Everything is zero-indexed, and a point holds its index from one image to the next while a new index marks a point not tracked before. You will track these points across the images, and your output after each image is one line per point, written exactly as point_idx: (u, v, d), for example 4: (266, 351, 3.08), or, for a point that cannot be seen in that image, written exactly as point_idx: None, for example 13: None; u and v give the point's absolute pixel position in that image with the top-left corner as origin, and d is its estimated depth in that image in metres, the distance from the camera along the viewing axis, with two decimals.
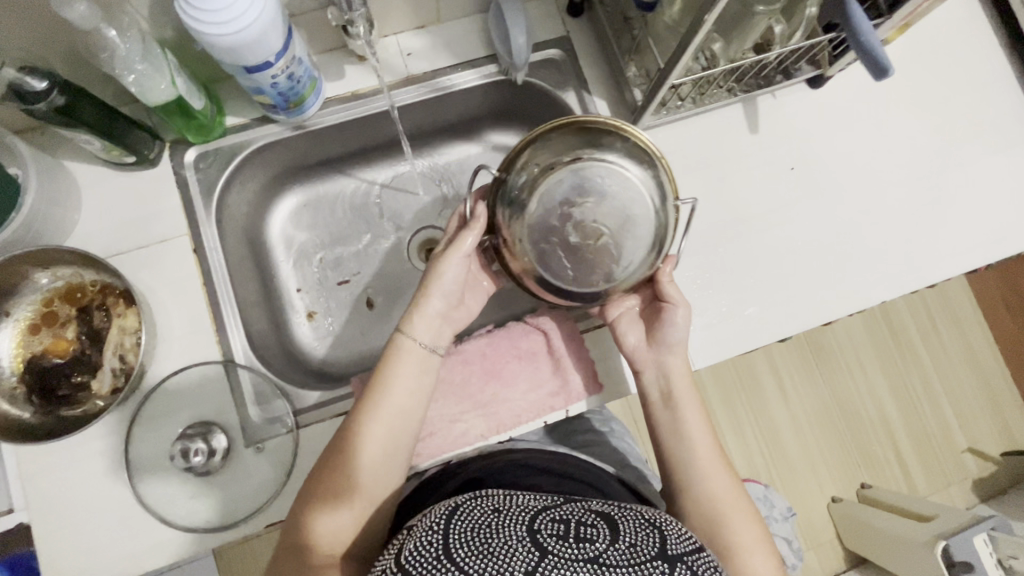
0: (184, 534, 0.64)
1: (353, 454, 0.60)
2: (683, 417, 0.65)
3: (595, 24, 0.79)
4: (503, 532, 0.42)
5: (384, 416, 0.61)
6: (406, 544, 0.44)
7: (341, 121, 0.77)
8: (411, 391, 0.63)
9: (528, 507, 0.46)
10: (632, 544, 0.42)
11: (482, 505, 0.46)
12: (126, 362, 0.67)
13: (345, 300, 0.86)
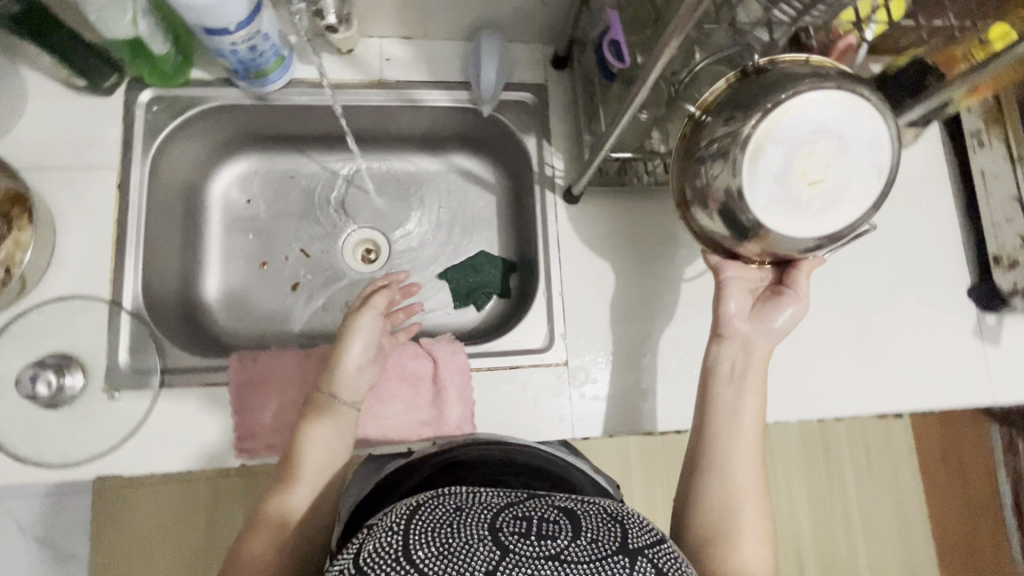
0: (11, 461, 0.63)
1: (283, 491, 0.54)
2: (745, 403, 0.59)
3: (573, 81, 0.81)
4: (463, 531, 0.37)
5: (313, 447, 0.57)
6: (364, 544, 0.38)
7: (304, 102, 0.78)
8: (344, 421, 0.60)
9: (491, 502, 0.40)
10: (596, 538, 0.37)
11: (442, 500, 0.40)
12: (9, 278, 0.64)
13: (270, 272, 0.86)
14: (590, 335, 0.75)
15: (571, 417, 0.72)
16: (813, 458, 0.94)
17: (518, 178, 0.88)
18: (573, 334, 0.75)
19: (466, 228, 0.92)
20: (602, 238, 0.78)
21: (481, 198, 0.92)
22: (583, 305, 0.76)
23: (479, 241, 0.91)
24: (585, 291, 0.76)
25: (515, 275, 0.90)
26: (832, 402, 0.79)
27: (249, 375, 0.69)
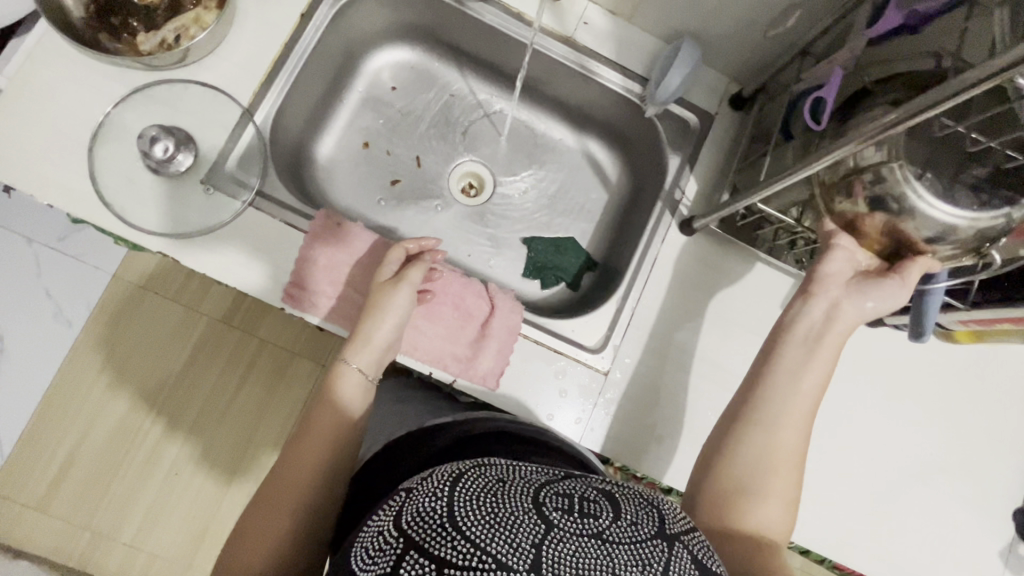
0: (96, 200, 0.66)
1: (300, 446, 0.56)
2: (813, 367, 0.59)
3: (741, 125, 0.80)
4: (509, 501, 0.39)
5: (330, 407, 0.59)
6: (403, 507, 0.40)
7: (491, 21, 0.79)
8: (360, 389, 0.62)
9: (532, 478, 0.43)
10: (636, 522, 0.40)
11: (485, 471, 0.43)
12: (177, 43, 0.68)
13: (372, 155, 0.88)
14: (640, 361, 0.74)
15: (586, 425, 0.71)
16: None
17: (640, 189, 0.87)
18: (626, 350, 0.74)
19: (569, 210, 0.92)
20: (695, 279, 0.77)
21: (595, 190, 0.92)
22: (647, 329, 0.75)
23: (575, 227, 0.91)
24: (655, 319, 0.75)
25: (590, 275, 0.89)
26: (833, 546, 0.75)
27: (326, 233, 0.71)
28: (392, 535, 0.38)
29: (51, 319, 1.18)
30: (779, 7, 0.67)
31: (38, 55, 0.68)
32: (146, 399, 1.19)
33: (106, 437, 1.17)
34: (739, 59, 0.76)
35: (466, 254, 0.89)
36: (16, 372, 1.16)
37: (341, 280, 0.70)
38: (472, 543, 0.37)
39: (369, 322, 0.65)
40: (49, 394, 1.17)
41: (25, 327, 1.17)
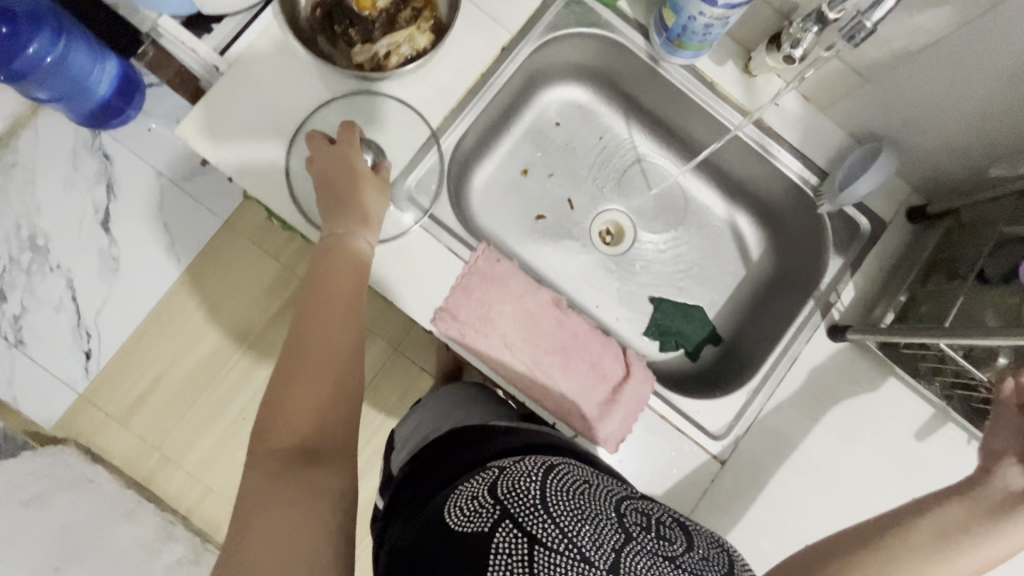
0: (288, 196, 0.69)
1: (287, 378, 0.54)
2: (997, 543, 0.49)
3: (915, 239, 0.76)
4: (597, 506, 0.51)
5: (314, 333, 0.56)
6: (504, 483, 0.52)
7: (679, 85, 0.78)
8: (346, 314, 0.58)
9: (614, 493, 0.55)
10: (705, 557, 0.50)
11: (575, 473, 0.55)
12: (387, 60, 0.71)
13: (524, 184, 0.89)
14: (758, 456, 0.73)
15: (693, 509, 0.71)
16: None
17: (784, 275, 0.86)
18: (745, 443, 0.74)
19: (702, 277, 0.90)
20: (829, 386, 0.75)
21: (733, 264, 0.90)
22: (771, 427, 0.74)
23: (705, 296, 0.90)
24: (781, 418, 0.75)
25: (711, 348, 0.88)
26: None
27: (485, 268, 0.72)
28: (490, 501, 0.50)
29: (164, 252, 1.25)
30: (1002, 143, 0.63)
31: (259, 46, 0.69)
32: (236, 338, 1.25)
33: (193, 365, 1.24)
34: (935, 175, 0.73)
35: (595, 302, 0.89)
36: (127, 295, 1.24)
37: (486, 324, 0.70)
38: (561, 528, 0.48)
39: (349, 244, 0.62)
40: (150, 318, 1.24)
41: (143, 257, 1.24)
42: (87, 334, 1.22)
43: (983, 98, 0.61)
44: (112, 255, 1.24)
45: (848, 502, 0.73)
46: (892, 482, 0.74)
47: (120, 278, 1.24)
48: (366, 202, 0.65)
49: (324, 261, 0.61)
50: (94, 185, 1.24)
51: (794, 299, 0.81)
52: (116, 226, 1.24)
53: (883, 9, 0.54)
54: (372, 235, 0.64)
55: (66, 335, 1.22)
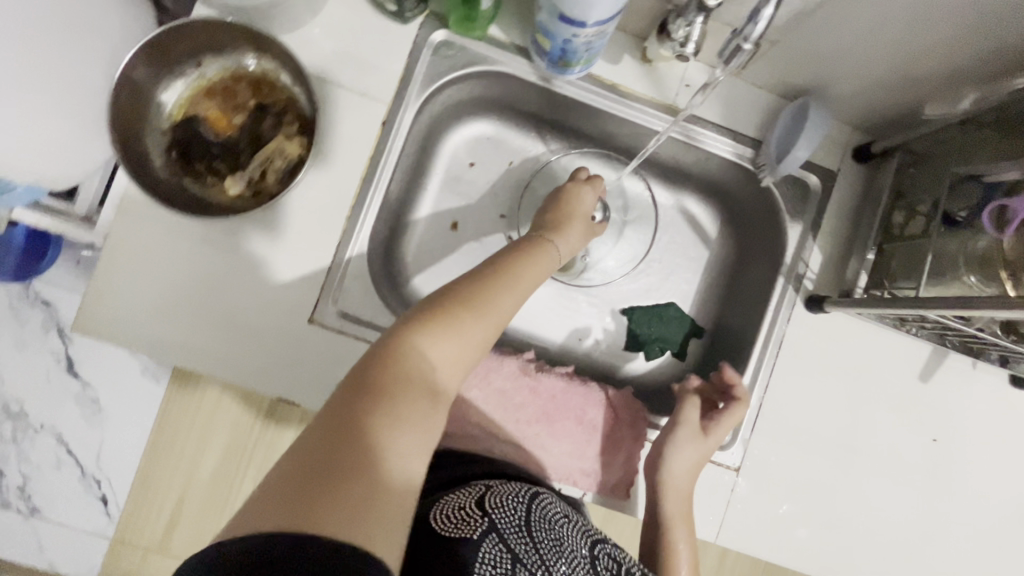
0: (219, 354, 0.66)
1: (447, 336, 0.47)
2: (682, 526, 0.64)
3: (870, 180, 0.72)
4: (574, 542, 0.54)
5: (474, 330, 0.49)
6: (493, 499, 0.52)
7: (579, 98, 0.72)
8: (498, 330, 0.51)
9: (587, 528, 0.58)
10: None
11: (554, 505, 0.58)
12: (264, 180, 0.65)
13: (458, 240, 0.80)
14: (769, 450, 0.72)
15: (720, 526, 0.70)
16: None
17: (747, 249, 0.80)
18: (757, 442, 0.71)
19: (664, 270, 0.83)
20: (823, 358, 0.72)
21: (696, 249, 0.83)
22: (776, 418, 0.72)
23: (675, 290, 0.83)
24: (783, 405, 0.72)
25: (697, 341, 0.83)
26: None
27: None
28: (477, 512, 0.50)
29: (139, 375, 1.18)
30: (927, 77, 0.59)
31: (129, 209, 0.65)
32: (233, 455, 1.15)
33: (213, 476, 1.16)
34: (872, 112, 0.68)
35: (575, 338, 0.82)
36: (117, 434, 1.19)
37: (458, 418, 0.67)
38: (539, 554, 0.49)
39: (527, 265, 0.58)
40: (155, 440, 1.16)
41: (119, 390, 1.18)
42: (96, 481, 1.19)
43: (896, 37, 0.56)
44: (91, 396, 1.18)
45: (868, 464, 0.72)
46: (905, 430, 0.73)
47: (106, 416, 1.19)
48: (547, 256, 0.62)
49: (448, 305, 0.49)
50: (47, 335, 1.18)
51: (762, 276, 0.76)
52: (83, 368, 1.18)
53: (762, 23, 0.45)
54: (532, 278, 0.57)
55: (76, 486, 1.19)
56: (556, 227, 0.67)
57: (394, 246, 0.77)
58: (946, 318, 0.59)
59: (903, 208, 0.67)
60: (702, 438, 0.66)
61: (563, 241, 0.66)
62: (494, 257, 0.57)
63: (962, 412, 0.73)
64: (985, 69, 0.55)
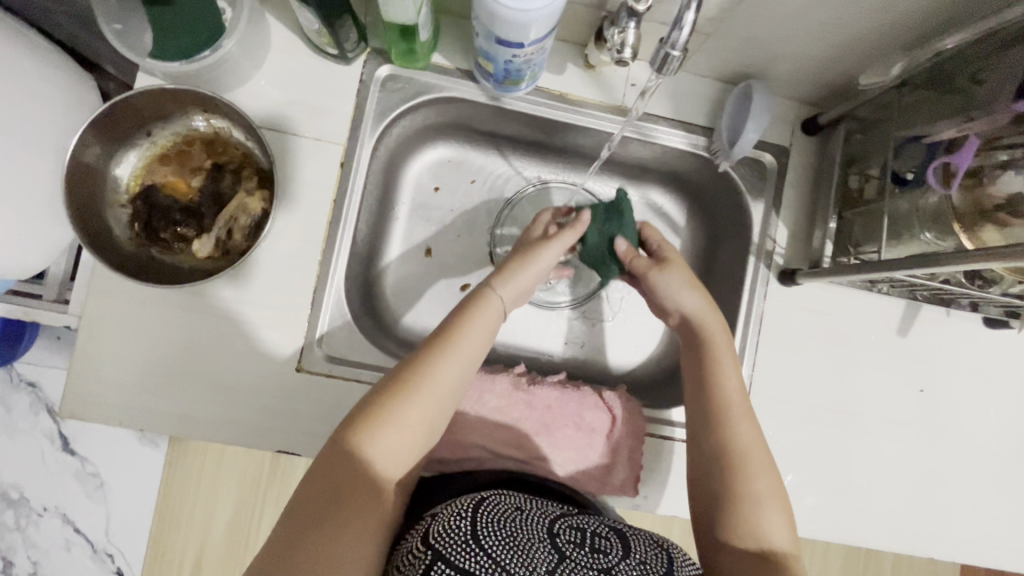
0: (212, 417, 0.66)
1: (384, 433, 0.50)
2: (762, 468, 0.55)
3: (822, 151, 0.74)
4: (528, 529, 0.49)
5: (412, 418, 0.52)
6: (432, 526, 0.48)
7: (530, 112, 0.73)
8: (440, 404, 0.53)
9: (549, 511, 0.53)
10: (643, 561, 0.48)
11: (504, 499, 0.52)
12: (232, 239, 0.65)
13: (433, 264, 0.81)
14: (767, 426, 0.73)
15: None
16: (852, 559, 1.09)
17: (717, 232, 0.81)
18: (754, 420, 0.73)
19: None
20: (804, 330, 0.74)
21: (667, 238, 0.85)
22: (768, 394, 0.73)
23: None
24: (774, 380, 0.73)
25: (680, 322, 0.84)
26: (999, 558, 0.74)
27: None
28: (421, 549, 0.46)
29: (137, 442, 1.17)
30: (860, 44, 0.61)
31: (100, 287, 0.65)
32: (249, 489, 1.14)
33: (229, 521, 1.16)
34: (813, 85, 0.70)
35: (574, 342, 0.82)
36: (124, 505, 1.17)
37: (459, 443, 0.67)
38: (495, 559, 0.45)
39: (478, 322, 0.57)
40: (163, 499, 1.16)
41: (118, 461, 1.17)
42: (108, 555, 1.18)
43: (823, 17, 0.58)
44: (89, 471, 1.16)
45: (864, 425, 0.74)
46: (893, 386, 0.75)
47: (110, 489, 1.17)
48: (495, 303, 0.59)
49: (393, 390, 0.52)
50: (36, 416, 1.16)
51: (735, 257, 0.78)
52: (77, 444, 1.16)
53: (686, 28, 0.46)
54: (482, 337, 0.57)
55: (88, 564, 1.18)
56: (513, 265, 0.62)
57: (372, 282, 0.77)
58: (914, 275, 0.61)
59: (858, 173, 0.68)
60: (734, 364, 0.61)
61: (510, 290, 0.61)
62: (444, 318, 0.58)
63: (943, 359, 0.75)
64: (910, 32, 0.57)
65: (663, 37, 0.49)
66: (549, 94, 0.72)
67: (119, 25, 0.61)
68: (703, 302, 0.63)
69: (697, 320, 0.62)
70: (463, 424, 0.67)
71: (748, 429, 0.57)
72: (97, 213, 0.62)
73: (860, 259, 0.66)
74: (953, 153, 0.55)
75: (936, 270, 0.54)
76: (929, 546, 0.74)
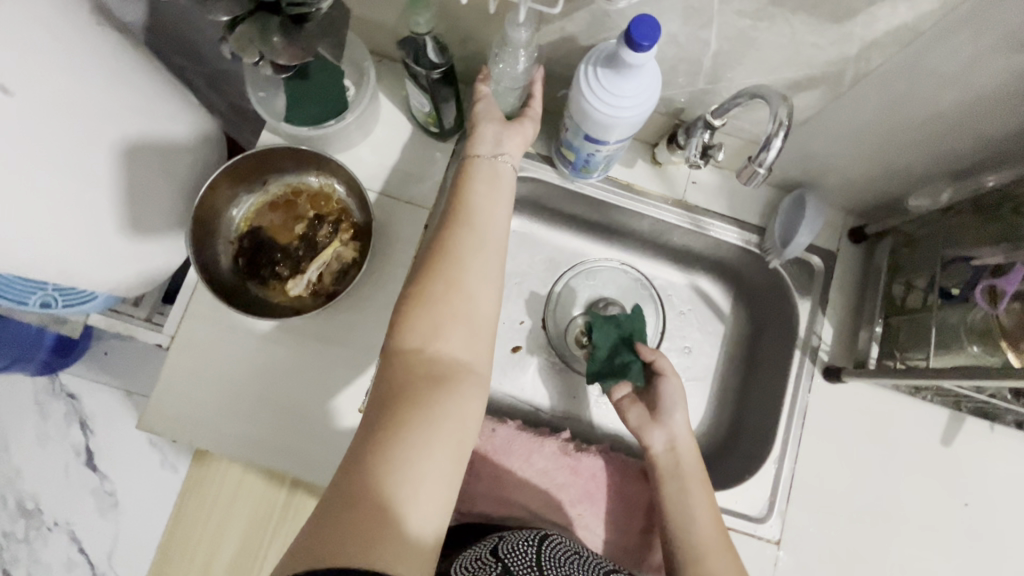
0: (270, 447, 0.69)
1: (420, 318, 0.53)
2: None
3: (869, 258, 0.79)
4: (584, 571, 0.50)
5: (439, 293, 0.54)
6: (500, 544, 0.51)
7: (598, 196, 0.80)
8: (467, 272, 0.55)
9: (601, 562, 0.54)
10: None
11: (564, 543, 0.54)
12: (321, 282, 0.72)
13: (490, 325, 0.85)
14: (808, 522, 0.73)
15: None
16: None
17: (761, 324, 0.85)
18: (793, 514, 0.73)
19: (687, 347, 0.87)
20: (847, 427, 0.76)
21: (712, 324, 0.88)
22: (808, 488, 0.74)
23: (696, 364, 0.86)
24: (815, 476, 0.74)
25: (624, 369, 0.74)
26: None
27: (485, 444, 0.71)
28: (490, 558, 0.48)
29: (159, 468, 1.19)
30: (913, 169, 0.67)
31: (195, 312, 0.71)
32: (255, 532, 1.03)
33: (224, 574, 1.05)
34: (861, 200, 0.76)
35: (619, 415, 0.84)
36: (135, 529, 1.18)
37: (503, 501, 0.68)
38: None
39: (463, 225, 0.58)
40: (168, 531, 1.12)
41: (139, 484, 1.18)
42: None
43: (879, 141, 0.64)
44: (107, 490, 1.18)
45: (905, 531, 0.73)
46: (937, 497, 0.74)
47: (123, 510, 1.18)
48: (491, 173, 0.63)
49: (420, 277, 0.55)
50: (67, 429, 1.19)
51: (779, 349, 0.81)
52: (105, 461, 1.19)
53: (774, 150, 0.55)
54: (471, 239, 0.57)
55: None
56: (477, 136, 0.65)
57: None
58: (960, 386, 0.64)
59: (901, 283, 0.73)
60: (707, 499, 0.63)
61: (483, 144, 0.64)
62: (448, 206, 0.61)
63: (988, 475, 0.75)
64: (957, 166, 0.63)
65: (752, 155, 0.57)
66: (618, 183, 0.80)
67: (262, 92, 0.71)
68: (688, 430, 0.68)
69: (679, 446, 0.66)
70: (510, 481, 0.70)
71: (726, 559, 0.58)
72: (210, 246, 0.70)
73: (907, 364, 0.70)
74: (1001, 275, 0.60)
75: (985, 382, 0.57)
76: None
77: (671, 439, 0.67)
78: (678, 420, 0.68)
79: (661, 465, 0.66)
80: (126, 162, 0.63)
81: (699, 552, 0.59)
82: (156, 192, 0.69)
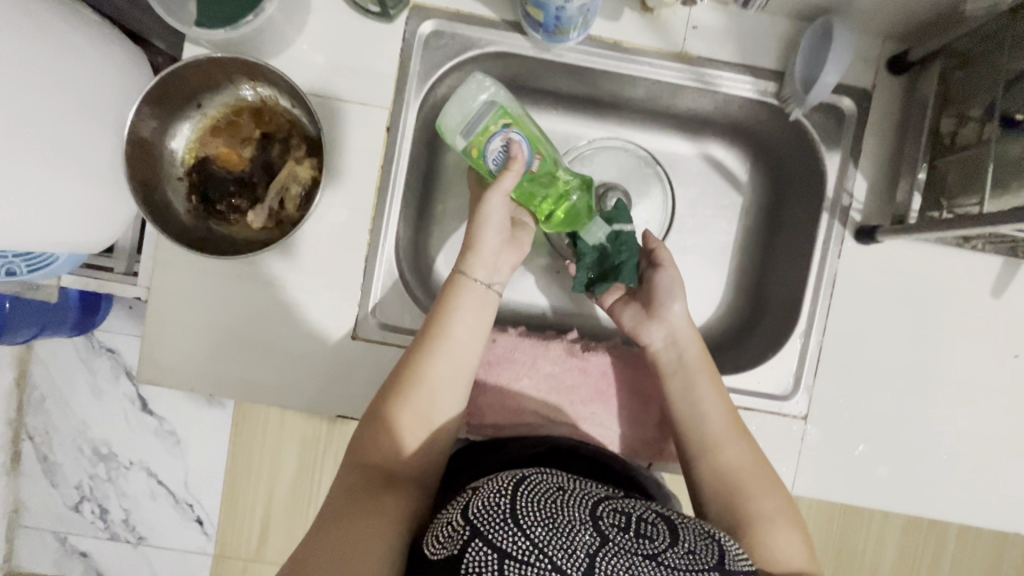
0: (272, 383, 0.68)
1: (400, 413, 0.54)
2: (766, 488, 0.55)
3: (910, 91, 0.66)
4: (567, 511, 0.43)
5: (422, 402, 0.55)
6: (472, 501, 0.44)
7: (582, 64, 0.68)
8: (440, 398, 0.56)
9: (593, 492, 0.47)
10: (691, 550, 0.43)
11: (546, 479, 0.47)
12: (284, 209, 0.67)
13: None
14: (837, 394, 0.69)
15: (796, 474, 0.68)
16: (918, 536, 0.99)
17: (785, 188, 0.74)
18: (822, 388, 0.69)
19: (700, 225, 0.78)
20: (882, 291, 0.68)
21: (728, 195, 0.78)
22: (838, 360, 0.69)
23: (711, 243, 0.78)
24: (846, 346, 0.69)
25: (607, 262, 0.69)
26: None
27: (486, 356, 0.68)
28: (461, 524, 0.43)
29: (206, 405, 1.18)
30: None
31: (163, 259, 0.67)
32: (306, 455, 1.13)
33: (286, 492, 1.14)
34: (902, 18, 0.62)
35: None
36: None
37: (513, 409, 0.67)
38: (531, 541, 0.41)
39: (435, 353, 0.56)
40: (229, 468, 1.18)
41: None
42: (189, 504, 1.18)
43: None
44: (168, 428, 1.17)
45: (945, 390, 0.69)
46: (982, 351, 0.68)
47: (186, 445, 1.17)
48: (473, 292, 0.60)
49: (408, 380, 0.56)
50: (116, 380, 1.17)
51: (805, 213, 0.71)
52: None
53: None
54: (443, 374, 0.56)
55: None
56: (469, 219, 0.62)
57: (420, 250, 0.76)
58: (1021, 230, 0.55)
59: (949, 117, 0.61)
60: (714, 391, 0.60)
61: (482, 268, 0.60)
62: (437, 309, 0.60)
63: None
64: None
65: None
66: (605, 44, 0.67)
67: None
68: (688, 322, 0.64)
69: (680, 339, 0.63)
70: (518, 389, 0.67)
71: (735, 448, 0.57)
72: (158, 188, 0.64)
73: (955, 213, 0.60)
74: None
75: None
76: (1013, 522, 0.68)
77: (670, 333, 0.64)
78: (675, 312, 0.64)
79: (662, 361, 0.63)
80: (33, 104, 0.55)
81: (711, 445, 0.58)
82: (83, 135, 0.61)
